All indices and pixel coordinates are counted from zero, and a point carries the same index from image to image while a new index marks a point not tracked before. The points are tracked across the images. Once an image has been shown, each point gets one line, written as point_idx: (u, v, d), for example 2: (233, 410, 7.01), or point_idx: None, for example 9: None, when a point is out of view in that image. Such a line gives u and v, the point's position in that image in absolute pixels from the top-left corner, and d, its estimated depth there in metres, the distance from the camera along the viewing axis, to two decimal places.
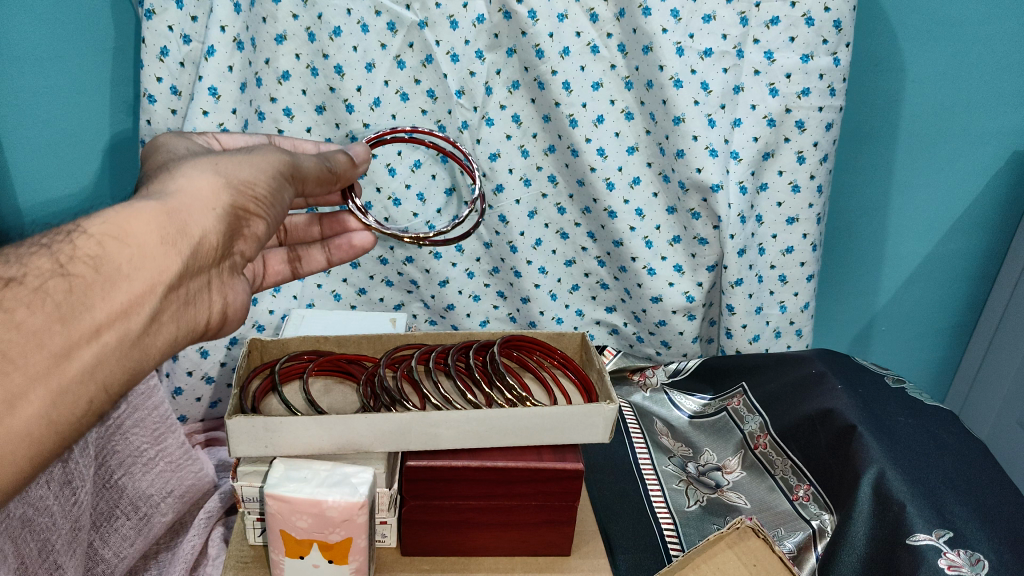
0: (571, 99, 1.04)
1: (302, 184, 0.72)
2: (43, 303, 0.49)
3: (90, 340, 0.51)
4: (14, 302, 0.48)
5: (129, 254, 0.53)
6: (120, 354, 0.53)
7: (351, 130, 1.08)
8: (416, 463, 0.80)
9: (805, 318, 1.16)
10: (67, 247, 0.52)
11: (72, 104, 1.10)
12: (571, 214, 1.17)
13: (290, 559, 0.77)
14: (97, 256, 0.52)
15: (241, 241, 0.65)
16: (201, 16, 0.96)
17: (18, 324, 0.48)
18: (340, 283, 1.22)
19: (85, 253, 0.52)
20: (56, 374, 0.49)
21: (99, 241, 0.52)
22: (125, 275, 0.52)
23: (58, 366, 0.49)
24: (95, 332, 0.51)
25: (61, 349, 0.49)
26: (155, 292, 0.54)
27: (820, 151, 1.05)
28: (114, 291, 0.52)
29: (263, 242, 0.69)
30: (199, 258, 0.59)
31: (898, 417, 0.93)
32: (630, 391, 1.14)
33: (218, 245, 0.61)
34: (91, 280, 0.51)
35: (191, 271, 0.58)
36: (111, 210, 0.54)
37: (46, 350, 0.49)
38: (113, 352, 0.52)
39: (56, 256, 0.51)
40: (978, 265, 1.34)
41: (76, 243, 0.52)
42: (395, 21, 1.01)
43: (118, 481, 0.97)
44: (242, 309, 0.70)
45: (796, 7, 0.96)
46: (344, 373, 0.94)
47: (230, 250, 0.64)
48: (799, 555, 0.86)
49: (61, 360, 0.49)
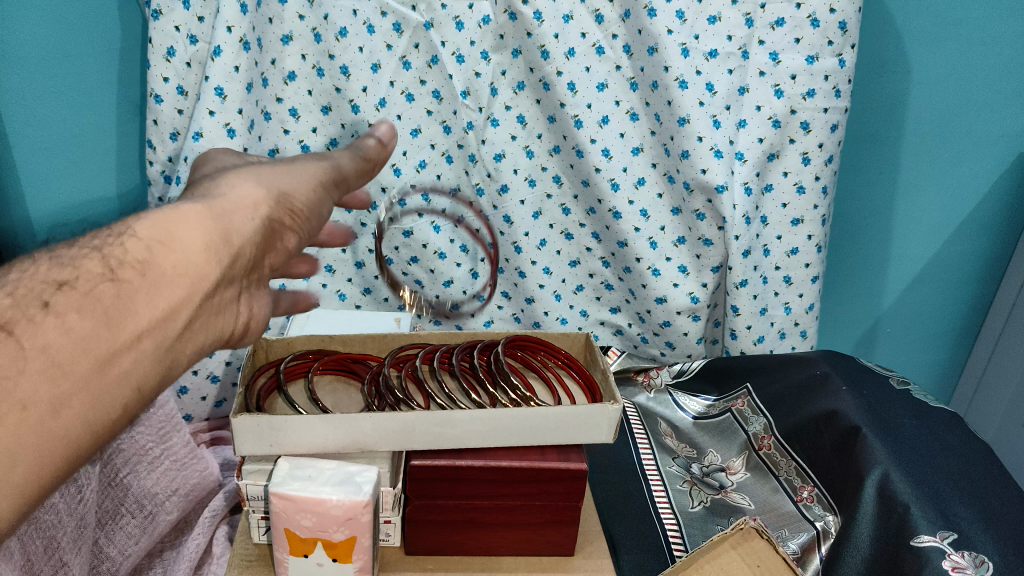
0: (576, 100, 1.05)
1: (346, 191, 0.63)
2: (93, 309, 0.43)
3: (128, 348, 0.44)
4: (64, 307, 0.43)
5: (175, 258, 0.47)
6: (152, 363, 0.46)
7: (356, 131, 1.09)
8: (420, 462, 0.80)
9: (810, 319, 1.15)
10: (118, 250, 0.46)
11: (81, 105, 1.11)
12: (576, 214, 1.17)
13: (294, 558, 0.77)
14: (144, 260, 0.46)
15: (273, 252, 0.56)
16: (208, 16, 0.97)
17: (68, 328, 0.42)
18: (345, 283, 1.22)
19: (133, 257, 0.46)
20: (95, 383, 0.43)
21: (147, 245, 0.46)
22: (169, 282, 0.46)
23: (97, 376, 0.43)
24: (134, 340, 0.45)
25: (103, 357, 0.43)
26: (194, 300, 0.48)
27: (826, 152, 1.05)
28: (157, 298, 0.46)
29: (293, 257, 0.60)
30: (237, 269, 0.51)
31: (904, 418, 0.93)
32: (635, 392, 1.14)
33: (256, 254, 0.53)
34: (136, 286, 0.45)
35: (226, 282, 0.51)
36: (160, 211, 0.48)
37: (90, 358, 0.43)
38: (146, 362, 0.46)
39: (105, 260, 0.45)
40: (985, 267, 1.33)
41: (125, 246, 0.46)
42: (400, 22, 1.02)
43: (124, 479, 0.98)
44: (264, 328, 0.60)
45: (802, 8, 0.96)
46: (350, 373, 0.94)
47: (261, 262, 0.55)
48: (803, 556, 0.86)
49: (100, 368, 0.43)
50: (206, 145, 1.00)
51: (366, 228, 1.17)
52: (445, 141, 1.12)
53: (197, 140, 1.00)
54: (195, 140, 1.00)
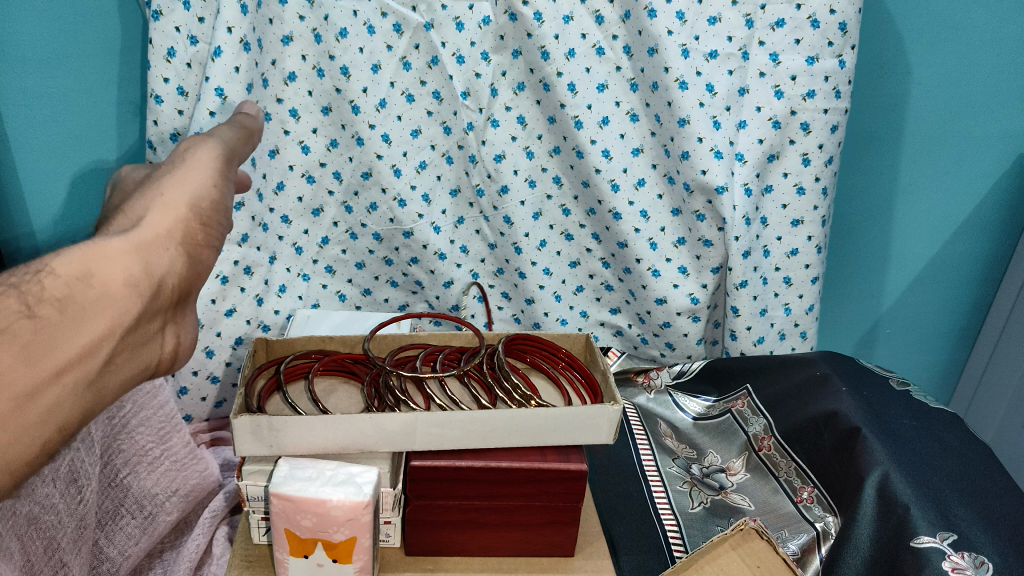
0: (576, 101, 1.05)
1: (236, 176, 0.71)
2: (9, 345, 0.49)
3: (51, 383, 0.51)
4: None
5: (94, 294, 0.54)
6: (76, 397, 0.54)
7: (357, 131, 1.08)
8: (420, 462, 0.80)
9: (810, 320, 1.15)
10: (35, 288, 0.52)
11: (81, 106, 1.11)
12: (576, 215, 1.17)
13: (294, 558, 0.77)
14: (65, 297, 0.52)
15: (195, 276, 0.65)
16: (208, 17, 0.97)
17: None
18: (345, 284, 1.22)
19: (52, 294, 0.52)
20: (18, 417, 0.50)
21: (66, 283, 0.53)
22: (90, 316, 0.53)
23: (20, 409, 0.50)
24: (56, 376, 0.51)
25: (25, 392, 0.50)
26: (115, 333, 0.55)
27: (826, 153, 1.05)
28: (80, 332, 0.53)
29: None
30: (159, 300, 0.60)
31: (903, 419, 0.93)
32: (634, 393, 1.14)
33: (179, 285, 0.62)
34: (58, 322, 0.51)
35: (149, 313, 0.59)
36: (77, 248, 0.55)
37: (12, 393, 0.49)
38: (70, 394, 0.53)
39: (23, 297, 0.51)
40: (985, 268, 1.33)
41: (44, 283, 0.52)
42: (400, 23, 1.02)
43: (124, 479, 0.98)
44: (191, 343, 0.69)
45: (802, 10, 0.97)
46: (349, 373, 0.94)
47: (185, 294, 0.64)
48: (803, 557, 0.86)
49: (23, 404, 0.50)
50: None
51: (366, 230, 1.17)
52: (445, 141, 1.12)
53: None
54: None
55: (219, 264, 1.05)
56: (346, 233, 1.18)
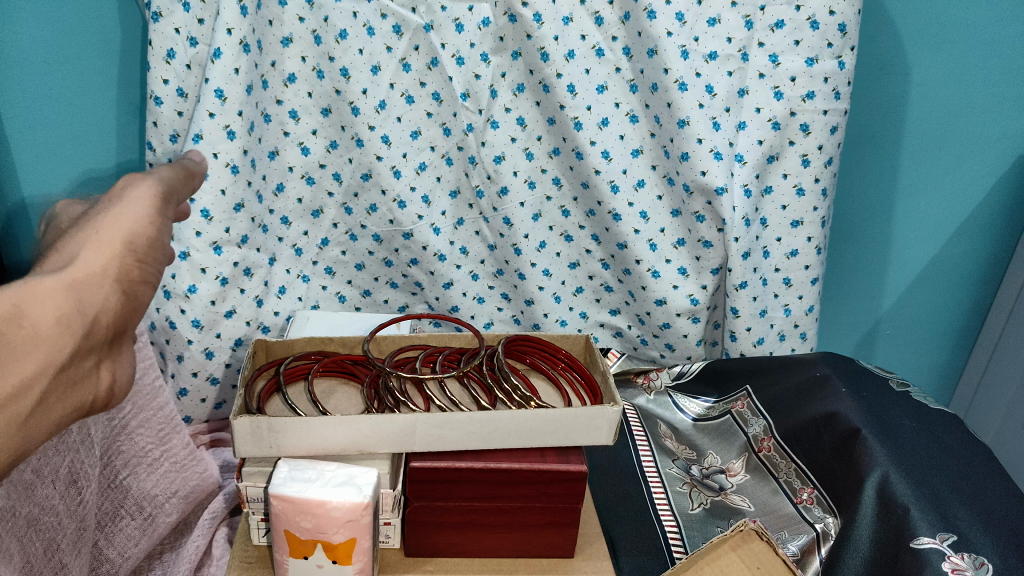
0: (576, 102, 1.05)
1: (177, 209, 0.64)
2: None
3: None
4: None
5: (23, 334, 0.49)
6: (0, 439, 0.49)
7: (357, 133, 1.08)
8: (419, 463, 0.80)
9: (810, 321, 1.15)
10: None
11: (81, 107, 1.11)
12: (575, 217, 1.17)
13: (294, 559, 0.77)
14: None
15: (134, 315, 0.58)
16: (208, 19, 0.97)
17: None
18: (344, 285, 1.22)
19: None
20: None
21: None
22: (18, 357, 0.48)
23: None
24: None
25: None
26: (44, 374, 0.50)
27: (825, 154, 1.06)
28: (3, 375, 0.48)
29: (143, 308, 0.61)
30: (94, 338, 0.54)
31: (903, 420, 0.93)
32: (634, 394, 1.13)
33: (113, 323, 0.55)
34: None
35: (82, 351, 0.53)
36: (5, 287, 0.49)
37: None
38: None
39: None
40: (984, 269, 1.34)
41: None
42: (400, 25, 1.02)
43: (124, 481, 0.98)
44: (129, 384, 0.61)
45: (801, 11, 0.97)
46: (348, 374, 0.94)
47: (123, 331, 0.58)
48: (802, 558, 0.86)
49: None
50: (206, 147, 0.98)
51: (366, 231, 1.17)
52: (445, 143, 1.12)
53: (196, 142, 0.98)
54: (194, 142, 0.98)
55: (219, 265, 1.05)
56: (345, 234, 1.18)
